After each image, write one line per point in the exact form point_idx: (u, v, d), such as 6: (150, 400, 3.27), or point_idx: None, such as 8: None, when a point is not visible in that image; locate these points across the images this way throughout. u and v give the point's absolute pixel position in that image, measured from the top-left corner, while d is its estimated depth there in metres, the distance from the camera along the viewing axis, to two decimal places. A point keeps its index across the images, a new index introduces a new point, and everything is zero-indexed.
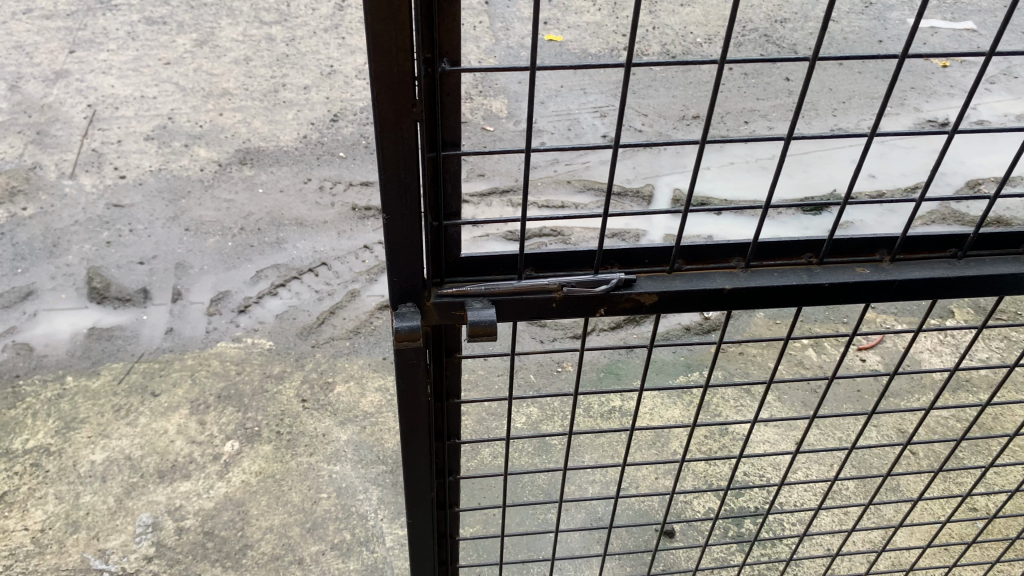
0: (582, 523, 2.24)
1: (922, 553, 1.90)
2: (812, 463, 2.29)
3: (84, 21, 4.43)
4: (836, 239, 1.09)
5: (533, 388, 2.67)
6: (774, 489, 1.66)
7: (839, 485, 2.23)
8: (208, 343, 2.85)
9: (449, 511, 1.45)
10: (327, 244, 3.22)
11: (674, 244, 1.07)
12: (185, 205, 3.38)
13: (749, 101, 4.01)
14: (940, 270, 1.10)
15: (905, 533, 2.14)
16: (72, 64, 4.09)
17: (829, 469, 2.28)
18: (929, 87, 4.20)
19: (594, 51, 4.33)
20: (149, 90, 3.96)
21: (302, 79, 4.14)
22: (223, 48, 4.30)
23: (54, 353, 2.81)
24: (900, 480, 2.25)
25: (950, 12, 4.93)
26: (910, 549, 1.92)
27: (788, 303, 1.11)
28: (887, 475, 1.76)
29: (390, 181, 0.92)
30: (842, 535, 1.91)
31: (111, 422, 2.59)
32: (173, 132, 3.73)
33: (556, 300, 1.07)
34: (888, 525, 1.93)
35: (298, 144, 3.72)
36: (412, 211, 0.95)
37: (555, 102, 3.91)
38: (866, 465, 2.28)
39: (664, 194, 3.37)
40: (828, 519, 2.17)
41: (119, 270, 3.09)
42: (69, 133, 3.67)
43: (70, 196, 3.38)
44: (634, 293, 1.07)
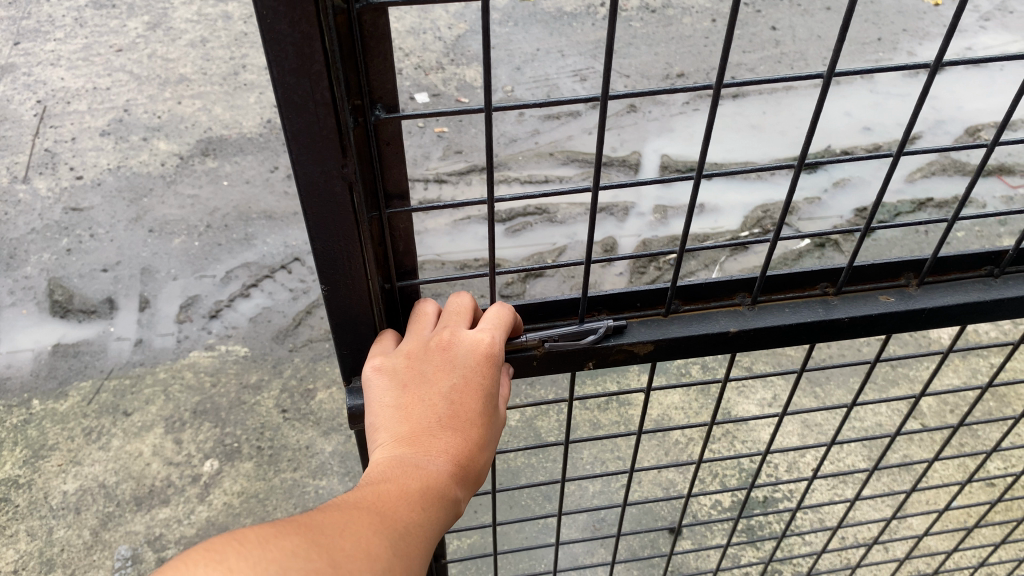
0: (584, 527, 2.13)
1: (952, 559, 1.75)
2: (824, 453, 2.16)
3: (28, 9, 4.18)
4: (855, 267, 0.94)
5: (526, 382, 2.54)
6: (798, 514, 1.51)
7: (861, 479, 2.09)
8: (180, 353, 2.70)
9: (437, 563, 1.30)
10: (299, 237, 3.05)
11: (669, 283, 0.92)
12: (147, 204, 3.21)
13: (735, 55, 3.83)
14: (975, 294, 0.96)
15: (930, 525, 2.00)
16: (18, 57, 3.86)
17: (841, 456, 2.16)
18: (921, 29, 4.02)
19: (570, 10, 4.11)
20: (102, 81, 3.74)
21: (263, 59, 3.93)
22: (177, 31, 4.07)
23: (18, 374, 2.66)
24: (923, 465, 2.10)
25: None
26: (939, 554, 1.77)
27: (802, 341, 0.96)
28: (913, 490, 1.61)
29: (325, 250, 0.77)
30: (864, 543, 1.77)
31: (82, 448, 2.45)
32: (130, 125, 3.53)
33: (538, 358, 0.92)
34: (915, 529, 1.78)
35: (262, 129, 3.53)
36: (356, 281, 0.80)
37: (532, 67, 3.72)
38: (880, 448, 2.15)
39: (651, 161, 3.19)
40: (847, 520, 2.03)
41: (82, 280, 2.93)
42: (19, 133, 3.47)
43: (25, 202, 3.19)
44: (627, 344, 0.92)
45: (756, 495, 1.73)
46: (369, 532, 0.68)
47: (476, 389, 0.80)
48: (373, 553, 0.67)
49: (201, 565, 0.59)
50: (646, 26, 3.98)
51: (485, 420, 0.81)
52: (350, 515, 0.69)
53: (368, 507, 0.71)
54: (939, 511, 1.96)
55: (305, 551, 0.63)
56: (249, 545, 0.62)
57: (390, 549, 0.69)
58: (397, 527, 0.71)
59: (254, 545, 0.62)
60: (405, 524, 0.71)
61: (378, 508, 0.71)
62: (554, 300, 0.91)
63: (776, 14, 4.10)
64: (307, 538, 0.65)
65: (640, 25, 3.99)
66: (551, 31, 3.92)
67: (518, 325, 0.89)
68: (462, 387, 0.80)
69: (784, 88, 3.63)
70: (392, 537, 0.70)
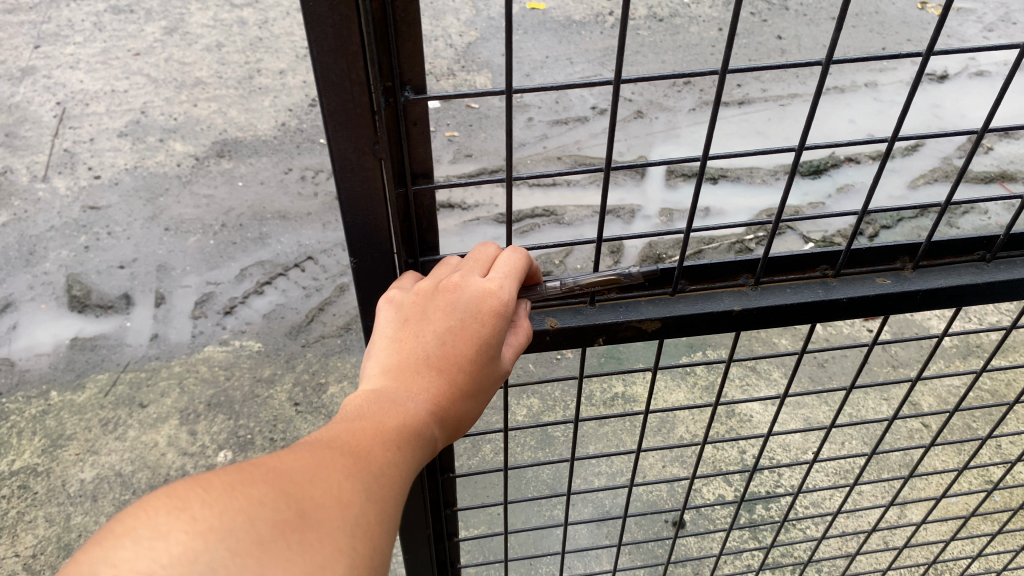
0: (590, 519, 2.17)
1: (949, 549, 1.78)
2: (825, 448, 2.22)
3: (48, 13, 4.25)
4: (853, 250, 0.98)
5: (532, 378, 2.59)
6: (799, 491, 1.56)
7: (860, 472, 2.15)
8: (195, 347, 2.76)
9: (448, 542, 1.32)
10: (312, 237, 3.11)
11: (675, 263, 0.97)
12: (163, 203, 3.27)
13: (741, 64, 3.90)
14: (968, 277, 1.00)
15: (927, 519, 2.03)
16: (38, 60, 3.94)
17: (843, 451, 2.22)
18: (925, 40, 4.07)
19: (579, 19, 4.17)
20: (120, 84, 3.82)
21: (278, 63, 4.00)
22: (193, 35, 4.15)
23: (37, 367, 2.72)
24: (921, 461, 2.15)
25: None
26: (935, 545, 1.79)
27: (802, 321, 1.01)
28: (909, 480, 1.65)
29: (355, 223, 0.83)
30: (861, 530, 1.80)
31: (99, 438, 2.51)
32: (147, 126, 3.60)
33: (550, 333, 0.96)
34: (913, 521, 1.81)
35: (277, 132, 3.59)
36: (381, 253, 0.86)
37: (541, 73, 3.79)
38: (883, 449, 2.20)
39: (657, 166, 3.26)
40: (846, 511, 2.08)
41: (99, 276, 2.99)
42: (39, 134, 3.55)
43: (44, 200, 3.27)
44: (634, 321, 0.96)
45: (759, 485, 1.79)
46: (343, 474, 0.69)
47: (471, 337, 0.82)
48: (344, 498, 0.67)
49: (161, 514, 0.58)
50: (654, 34, 4.05)
51: (477, 367, 0.83)
52: (325, 453, 0.70)
53: (347, 446, 0.72)
54: (933, 500, 2.01)
55: (272, 497, 0.63)
56: (211, 495, 0.61)
57: (366, 491, 0.69)
58: (374, 469, 0.71)
59: (216, 493, 0.61)
60: (382, 465, 0.72)
61: (356, 446, 0.72)
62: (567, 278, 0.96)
63: (783, 22, 4.17)
64: (276, 484, 0.65)
65: (646, 34, 4.06)
66: (560, 39, 3.99)
67: (534, 271, 0.91)
68: (458, 333, 0.82)
69: (790, 95, 3.70)
70: (369, 478, 0.70)
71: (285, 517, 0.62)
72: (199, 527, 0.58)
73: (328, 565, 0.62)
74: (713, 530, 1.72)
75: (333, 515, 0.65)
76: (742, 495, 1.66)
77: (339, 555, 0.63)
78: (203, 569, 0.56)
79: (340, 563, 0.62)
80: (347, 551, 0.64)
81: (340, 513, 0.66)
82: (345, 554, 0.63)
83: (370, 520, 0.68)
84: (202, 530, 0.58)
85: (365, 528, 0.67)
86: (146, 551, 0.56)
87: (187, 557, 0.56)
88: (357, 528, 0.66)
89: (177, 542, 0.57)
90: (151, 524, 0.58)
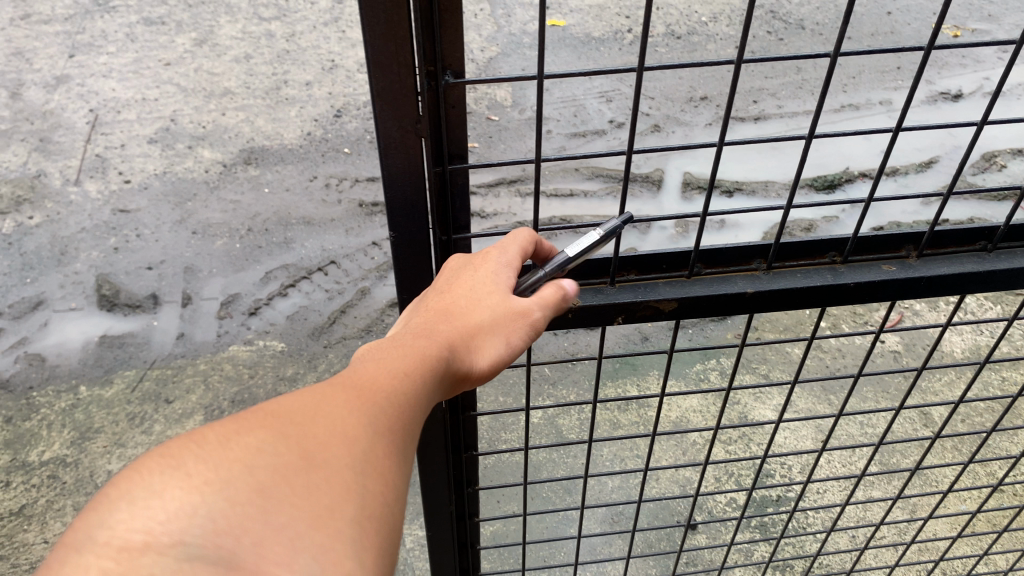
0: (604, 519, 2.21)
1: (955, 549, 1.81)
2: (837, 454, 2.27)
3: (83, 24, 4.37)
4: (860, 237, 1.04)
5: (548, 382, 2.65)
6: (805, 487, 1.61)
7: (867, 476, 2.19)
8: (220, 347, 2.84)
9: (469, 521, 1.35)
10: (335, 242, 3.18)
11: (693, 247, 1.02)
12: (191, 207, 3.36)
13: (757, 81, 3.96)
14: (970, 265, 1.05)
15: (935, 522, 2.06)
16: (72, 69, 4.06)
17: (854, 459, 2.27)
18: (941, 60, 4.13)
19: (598, 35, 4.21)
20: (151, 92, 3.93)
21: (304, 75, 4.09)
22: (222, 47, 4.26)
23: (66, 363, 2.80)
24: (928, 468, 2.18)
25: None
26: (942, 544, 1.83)
27: (813, 304, 1.06)
28: (914, 476, 1.69)
29: (395, 197, 0.89)
30: (869, 527, 1.84)
31: (126, 431, 2.58)
32: (176, 134, 3.71)
33: (572, 310, 1.02)
34: (920, 521, 1.85)
35: (302, 141, 3.68)
36: (417, 226, 0.93)
37: (560, 88, 3.87)
38: (893, 457, 2.24)
39: (674, 178, 3.32)
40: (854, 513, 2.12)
41: (128, 277, 3.08)
42: (72, 139, 3.66)
43: (76, 204, 3.36)
44: (653, 300, 1.02)
45: (769, 483, 1.84)
46: (347, 411, 0.71)
47: (472, 293, 0.89)
48: (350, 437, 0.69)
49: (155, 475, 0.60)
50: (672, 51, 4.12)
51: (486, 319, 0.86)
52: (328, 391, 0.72)
53: (351, 384, 0.74)
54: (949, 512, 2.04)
55: (273, 443, 0.65)
56: (206, 449, 0.63)
57: (373, 424, 0.71)
58: (381, 403, 0.73)
59: (210, 447, 0.63)
60: (390, 398, 0.74)
61: (360, 384, 0.74)
62: (590, 260, 1.01)
63: (800, 41, 4.23)
64: (275, 430, 0.66)
65: (664, 50, 4.13)
66: (580, 55, 4.07)
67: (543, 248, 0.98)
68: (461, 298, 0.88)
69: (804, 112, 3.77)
70: (375, 412, 0.72)
71: (286, 460, 0.65)
72: (195, 482, 0.60)
73: (335, 503, 0.64)
74: (723, 523, 1.78)
75: (338, 452, 0.67)
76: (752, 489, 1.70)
77: (347, 491, 0.65)
78: (202, 520, 0.59)
79: (348, 499, 0.65)
80: (355, 485, 0.66)
81: (346, 449, 0.68)
82: (353, 490, 0.66)
83: (380, 452, 0.69)
84: (199, 484, 0.61)
85: (375, 459, 0.69)
86: (144, 511, 0.58)
87: (185, 510, 0.59)
88: (366, 462, 0.68)
89: (173, 499, 0.59)
90: (146, 486, 0.60)
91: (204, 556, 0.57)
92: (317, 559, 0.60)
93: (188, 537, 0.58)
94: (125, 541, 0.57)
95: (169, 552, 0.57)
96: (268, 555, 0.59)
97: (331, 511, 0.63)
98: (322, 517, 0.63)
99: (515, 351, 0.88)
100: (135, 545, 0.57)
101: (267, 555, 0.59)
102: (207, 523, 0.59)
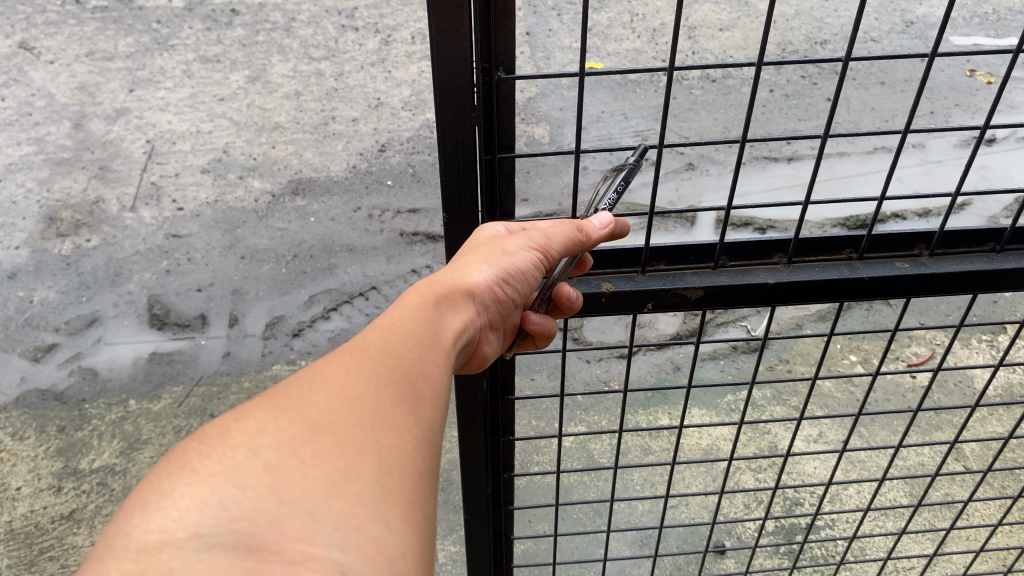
0: (633, 542, 2.23)
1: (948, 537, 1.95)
2: (854, 466, 2.39)
3: (143, 61, 4.59)
4: (875, 235, 1.11)
5: (580, 407, 2.69)
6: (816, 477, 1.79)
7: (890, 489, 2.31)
8: (264, 365, 2.93)
9: (504, 508, 1.43)
10: (376, 269, 3.29)
11: (718, 240, 1.10)
12: (240, 234, 3.50)
13: (790, 123, 4.05)
14: (979, 263, 1.12)
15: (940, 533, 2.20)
16: (132, 102, 4.26)
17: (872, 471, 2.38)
18: (975, 105, 4.19)
19: (634, 78, 4.35)
20: (205, 125, 4.12)
21: (351, 112, 4.26)
22: (274, 84, 4.45)
23: (117, 377, 2.91)
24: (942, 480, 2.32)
25: (997, 16, 4.84)
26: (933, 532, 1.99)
27: (831, 297, 1.13)
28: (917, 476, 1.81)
29: (450, 182, 0.99)
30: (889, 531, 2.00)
31: (173, 442, 2.66)
32: (228, 165, 3.87)
33: (605, 296, 1.10)
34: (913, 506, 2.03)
35: (348, 174, 3.82)
36: (468, 208, 1.02)
37: (597, 127, 3.99)
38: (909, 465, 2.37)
39: (707, 216, 3.40)
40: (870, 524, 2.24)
41: (178, 297, 3.21)
42: (130, 168, 3.84)
43: (131, 228, 3.52)
44: (679, 289, 1.10)
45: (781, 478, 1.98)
46: (346, 384, 0.77)
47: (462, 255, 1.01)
48: (349, 402, 0.75)
49: (167, 484, 0.67)
50: (706, 93, 4.23)
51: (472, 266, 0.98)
52: (325, 368, 0.78)
53: (346, 360, 0.80)
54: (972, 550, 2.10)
55: (273, 422, 0.72)
56: (207, 447, 0.69)
57: (373, 395, 0.77)
58: (378, 374, 0.80)
59: (212, 445, 0.69)
60: (384, 366, 0.81)
61: (351, 357, 0.81)
62: (621, 249, 1.10)
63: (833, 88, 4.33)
64: (275, 412, 0.73)
65: (699, 93, 4.24)
66: (616, 96, 4.19)
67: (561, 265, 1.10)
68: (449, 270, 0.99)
69: (837, 154, 3.85)
70: (374, 382, 0.79)
71: (289, 434, 0.71)
72: (203, 478, 0.66)
73: (349, 466, 0.70)
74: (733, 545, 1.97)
75: (343, 421, 0.73)
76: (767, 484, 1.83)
77: (359, 454, 0.71)
78: (216, 510, 0.64)
79: (364, 462, 0.71)
80: (366, 449, 0.72)
81: (349, 413, 0.74)
82: (366, 450, 0.72)
83: (385, 415, 0.76)
84: (207, 477, 0.66)
85: (381, 425, 0.75)
86: (158, 515, 0.64)
87: (198, 504, 0.65)
88: (372, 422, 0.75)
89: (185, 497, 0.65)
90: (157, 492, 0.66)
91: (221, 542, 0.63)
92: (337, 527, 0.66)
93: (205, 527, 0.63)
94: (142, 542, 0.63)
95: (186, 545, 0.62)
96: (286, 525, 0.64)
97: (348, 475, 0.69)
98: (337, 483, 0.68)
99: (514, 266, 0.99)
100: (152, 545, 0.62)
101: (286, 528, 0.64)
102: (222, 512, 0.64)
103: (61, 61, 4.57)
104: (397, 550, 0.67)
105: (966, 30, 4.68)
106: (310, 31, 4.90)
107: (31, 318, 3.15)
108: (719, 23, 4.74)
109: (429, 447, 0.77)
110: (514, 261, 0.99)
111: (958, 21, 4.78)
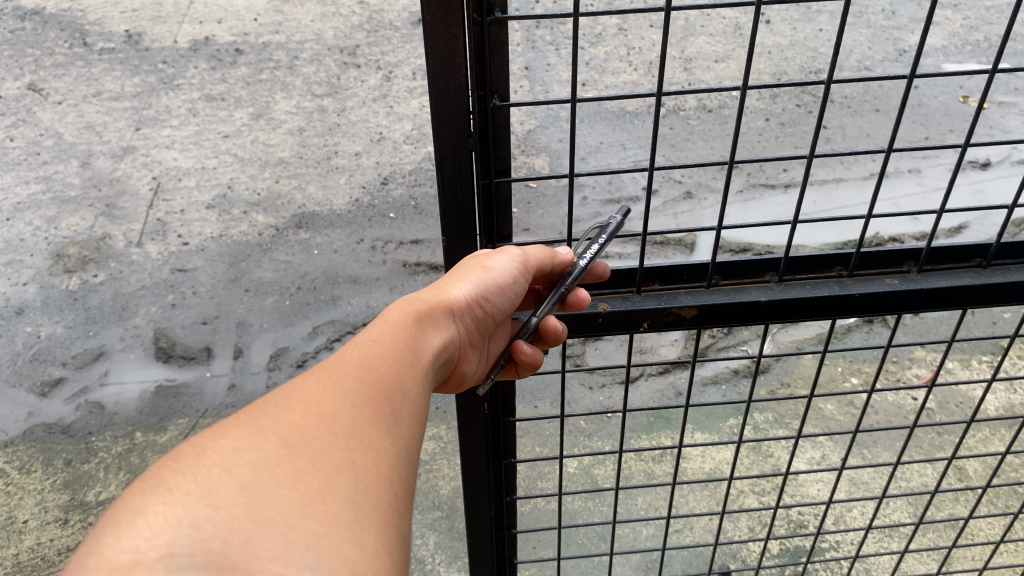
0: (638, 566, 2.25)
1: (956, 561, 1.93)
2: (857, 490, 2.40)
3: (149, 100, 4.67)
4: (864, 253, 1.14)
5: (583, 434, 2.71)
6: (809, 499, 1.80)
7: (891, 508, 2.33)
8: None
9: (507, 532, 1.46)
10: (379, 299, 3.33)
11: (711, 260, 1.13)
12: (244, 267, 3.55)
13: (786, 151, 4.10)
14: (966, 278, 1.15)
15: (937, 557, 2.22)
16: (138, 141, 4.34)
17: (876, 492, 2.38)
18: (968, 130, 4.24)
19: (631, 109, 4.42)
20: (209, 162, 4.19)
21: (353, 146, 4.32)
22: (278, 121, 4.52)
23: (123, 410, 2.94)
24: (942, 497, 2.36)
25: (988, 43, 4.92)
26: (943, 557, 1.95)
27: (823, 315, 1.16)
28: (916, 497, 1.83)
29: (448, 205, 1.03)
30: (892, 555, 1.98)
31: None
32: (232, 200, 3.93)
33: (602, 316, 1.13)
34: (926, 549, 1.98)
35: (351, 207, 3.88)
36: (467, 230, 1.06)
37: (596, 157, 4.04)
38: (908, 481, 2.39)
39: (705, 242, 3.43)
40: (872, 549, 2.25)
41: (184, 330, 3.24)
42: (136, 205, 3.90)
43: (137, 263, 3.57)
44: (674, 308, 1.13)
45: (791, 505, 1.97)
46: (323, 403, 0.79)
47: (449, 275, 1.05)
48: (325, 421, 0.77)
49: (143, 504, 0.68)
50: (703, 122, 4.29)
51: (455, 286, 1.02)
52: (303, 388, 0.81)
53: (324, 378, 0.83)
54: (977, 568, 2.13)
55: (250, 440, 0.74)
56: (184, 466, 0.71)
57: (350, 413, 0.80)
58: (355, 393, 0.82)
59: (190, 464, 0.71)
60: (360, 385, 0.83)
61: (330, 375, 0.83)
62: (615, 271, 1.13)
63: (828, 115, 4.39)
64: (250, 431, 0.75)
65: (696, 122, 4.29)
66: (614, 127, 4.25)
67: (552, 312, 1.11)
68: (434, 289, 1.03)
69: (833, 181, 3.90)
70: (351, 401, 0.81)
71: (265, 453, 0.73)
72: (178, 499, 0.68)
73: (323, 485, 0.72)
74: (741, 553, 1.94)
75: (320, 439, 0.76)
76: (771, 512, 1.82)
77: (334, 473, 0.73)
78: (189, 531, 0.66)
79: (338, 483, 0.73)
80: (342, 468, 0.74)
81: (325, 431, 0.76)
82: (341, 470, 0.74)
83: (361, 433, 0.78)
84: (182, 497, 0.68)
85: (358, 444, 0.77)
86: (130, 533, 0.66)
87: (170, 524, 0.67)
88: (347, 440, 0.77)
89: (158, 517, 0.67)
90: (132, 511, 0.68)
91: (194, 563, 0.64)
92: (310, 547, 0.67)
93: (178, 547, 0.65)
94: (113, 562, 0.64)
95: (157, 565, 0.64)
96: (258, 544, 0.66)
97: (323, 494, 0.71)
98: (312, 503, 0.70)
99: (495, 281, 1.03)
100: (123, 564, 0.64)
101: (259, 549, 0.66)
102: (195, 532, 0.66)
103: (68, 102, 4.66)
104: (369, 570, 0.68)
105: (958, 57, 4.75)
106: (313, 69, 4.99)
107: (38, 353, 3.18)
108: (714, 56, 4.83)
109: (405, 466, 0.80)
110: (495, 277, 1.03)
111: (948, 48, 4.85)
